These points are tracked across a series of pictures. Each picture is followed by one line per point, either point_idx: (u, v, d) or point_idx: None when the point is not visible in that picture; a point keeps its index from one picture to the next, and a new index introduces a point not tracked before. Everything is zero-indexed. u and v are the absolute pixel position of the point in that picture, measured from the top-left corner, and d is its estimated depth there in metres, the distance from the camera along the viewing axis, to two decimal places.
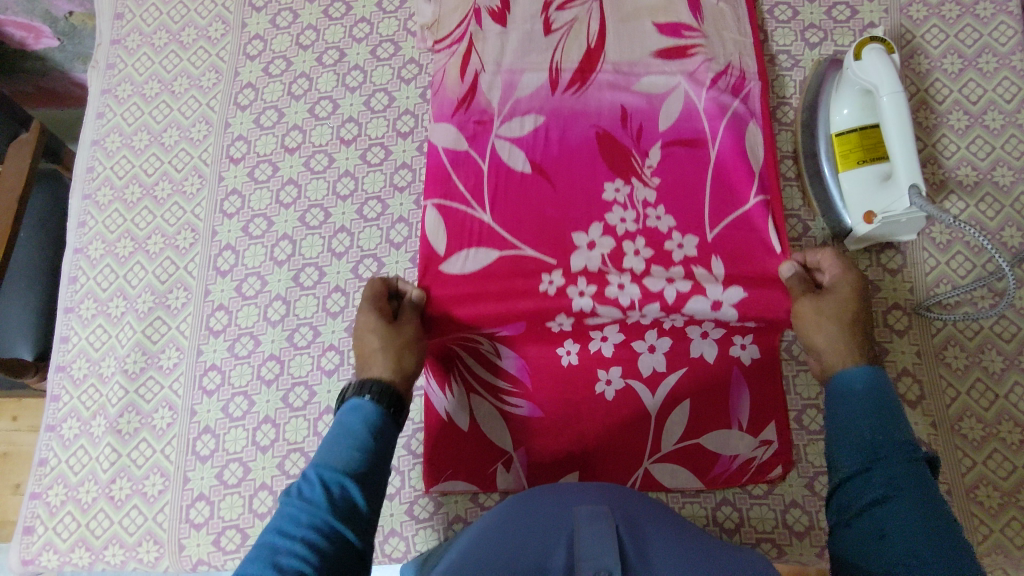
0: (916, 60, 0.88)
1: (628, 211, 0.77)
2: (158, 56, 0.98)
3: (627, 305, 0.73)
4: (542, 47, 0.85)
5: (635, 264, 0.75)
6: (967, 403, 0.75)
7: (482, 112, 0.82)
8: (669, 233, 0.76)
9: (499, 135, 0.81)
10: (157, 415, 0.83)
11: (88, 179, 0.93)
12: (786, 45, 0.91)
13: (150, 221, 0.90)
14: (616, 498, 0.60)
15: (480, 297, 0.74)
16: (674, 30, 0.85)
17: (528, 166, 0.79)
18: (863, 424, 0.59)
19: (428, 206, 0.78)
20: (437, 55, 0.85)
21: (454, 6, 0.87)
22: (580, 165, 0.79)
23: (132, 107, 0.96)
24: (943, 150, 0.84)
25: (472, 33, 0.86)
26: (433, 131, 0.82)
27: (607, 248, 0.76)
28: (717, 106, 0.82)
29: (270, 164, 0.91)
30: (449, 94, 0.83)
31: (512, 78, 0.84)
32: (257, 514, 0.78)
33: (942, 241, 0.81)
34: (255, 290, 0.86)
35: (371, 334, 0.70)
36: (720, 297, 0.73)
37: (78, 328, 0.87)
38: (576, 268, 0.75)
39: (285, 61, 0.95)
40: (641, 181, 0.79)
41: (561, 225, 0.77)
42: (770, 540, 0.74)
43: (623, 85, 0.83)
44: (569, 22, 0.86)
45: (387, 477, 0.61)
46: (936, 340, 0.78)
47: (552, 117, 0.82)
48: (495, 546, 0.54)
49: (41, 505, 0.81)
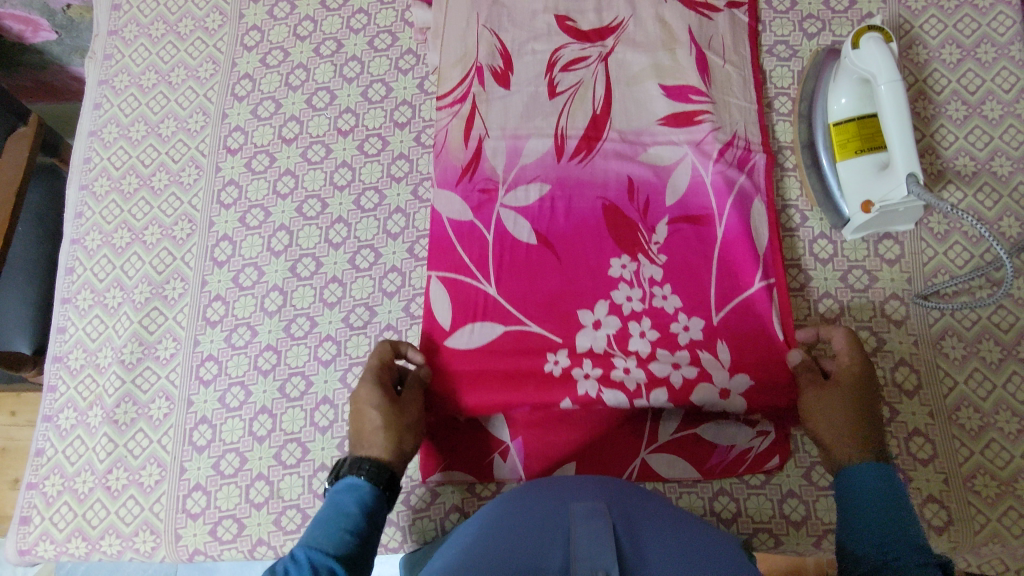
0: (915, 50, 0.88)
1: (633, 289, 0.79)
2: (155, 47, 0.98)
3: (633, 390, 0.74)
4: (547, 111, 0.86)
5: (640, 348, 0.77)
6: (965, 393, 0.75)
7: (487, 180, 0.83)
8: (675, 314, 0.78)
9: (504, 204, 0.82)
10: (154, 406, 0.82)
11: (86, 170, 0.93)
12: (784, 36, 0.90)
13: (148, 212, 0.90)
14: (615, 496, 0.59)
15: (486, 381, 0.76)
16: (683, 93, 0.86)
17: (533, 238, 0.81)
18: (873, 496, 0.60)
19: (434, 278, 0.80)
20: (439, 113, 0.86)
21: (455, 60, 0.88)
22: (586, 240, 0.80)
23: (129, 97, 0.96)
24: (941, 140, 0.84)
25: (475, 94, 0.87)
26: (437, 198, 0.83)
27: (611, 330, 0.77)
28: (725, 181, 0.82)
29: (268, 155, 0.91)
30: (453, 159, 0.84)
31: (517, 143, 0.84)
32: (254, 504, 0.78)
33: (939, 231, 0.81)
34: (252, 280, 0.86)
35: (372, 411, 0.69)
36: (726, 385, 0.74)
37: (75, 319, 0.87)
38: (582, 349, 0.77)
39: (282, 51, 0.95)
40: (647, 258, 0.80)
41: (567, 304, 0.78)
42: (767, 530, 0.73)
43: (629, 154, 0.84)
44: (573, 85, 0.87)
45: (370, 566, 0.61)
46: (934, 330, 0.78)
47: (557, 186, 0.83)
48: (493, 546, 0.53)
49: (38, 496, 0.81)
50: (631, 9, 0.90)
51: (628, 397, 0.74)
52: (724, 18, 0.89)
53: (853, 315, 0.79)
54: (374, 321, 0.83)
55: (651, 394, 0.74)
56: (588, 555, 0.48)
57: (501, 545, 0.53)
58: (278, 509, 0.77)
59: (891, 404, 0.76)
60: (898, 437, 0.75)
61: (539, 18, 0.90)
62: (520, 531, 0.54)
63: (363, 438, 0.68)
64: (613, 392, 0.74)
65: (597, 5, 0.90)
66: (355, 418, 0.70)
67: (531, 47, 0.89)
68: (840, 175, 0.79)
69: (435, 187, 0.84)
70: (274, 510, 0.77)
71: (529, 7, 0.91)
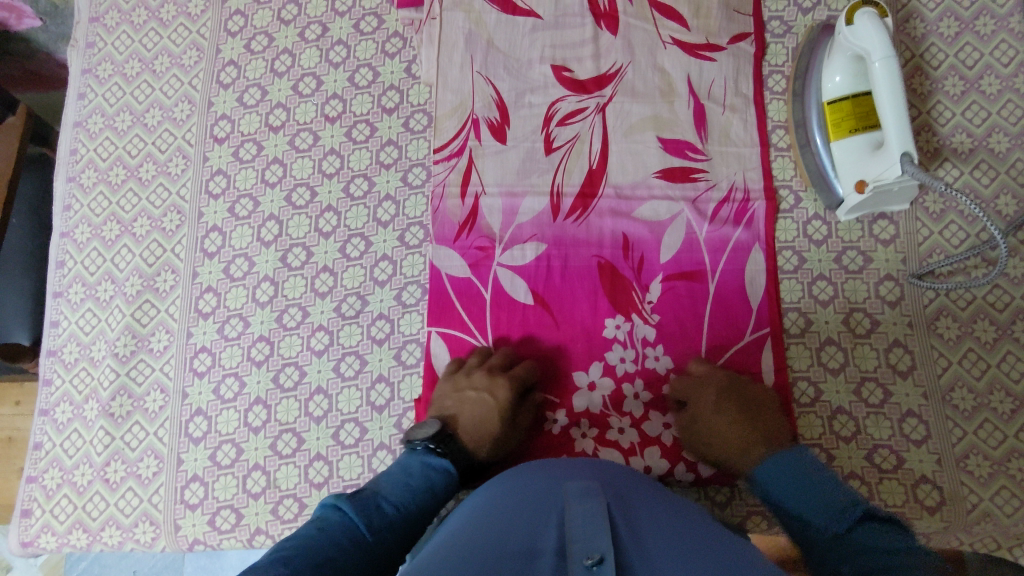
0: (912, 23, 0.86)
1: (627, 349, 0.78)
2: (139, 34, 0.96)
3: (627, 448, 0.75)
4: (542, 168, 0.83)
5: (635, 409, 0.76)
6: (958, 373, 0.75)
7: (485, 238, 0.82)
8: (667, 374, 0.77)
9: (501, 263, 0.81)
10: (149, 398, 0.83)
11: (72, 161, 0.92)
12: (779, 11, 0.88)
13: (136, 203, 0.90)
14: (608, 477, 0.59)
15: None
16: (679, 148, 0.83)
17: (530, 298, 0.80)
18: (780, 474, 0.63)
19: (433, 335, 0.79)
20: (436, 167, 0.84)
21: (451, 107, 0.86)
22: (581, 298, 0.79)
23: (113, 87, 0.95)
24: (938, 117, 0.82)
25: (472, 147, 0.84)
26: (435, 255, 0.81)
27: (607, 390, 0.77)
28: (719, 239, 0.80)
29: (255, 143, 0.90)
30: (450, 216, 0.82)
31: (513, 202, 0.82)
32: (251, 494, 0.78)
33: (935, 211, 0.80)
34: (243, 271, 0.85)
35: (497, 422, 0.72)
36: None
37: (67, 312, 0.87)
38: (580, 409, 0.76)
39: (267, 37, 0.93)
40: (641, 318, 0.78)
41: (563, 365, 0.78)
42: (760, 512, 0.74)
43: (624, 211, 0.82)
44: (570, 139, 0.84)
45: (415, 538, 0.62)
46: (928, 311, 0.77)
47: (554, 245, 0.81)
48: (487, 524, 0.53)
49: (38, 489, 0.81)
50: (629, 54, 0.86)
51: (623, 455, 0.75)
52: (727, 57, 0.86)
53: (847, 297, 0.79)
54: (366, 310, 0.83)
55: (645, 452, 0.75)
56: (582, 536, 0.48)
57: (493, 525, 0.52)
58: (275, 498, 0.78)
59: (885, 385, 0.76)
60: (892, 419, 0.75)
61: (535, 67, 0.87)
62: (512, 512, 0.54)
63: (469, 427, 0.72)
64: (609, 451, 0.75)
65: (596, 50, 0.87)
66: (471, 400, 0.73)
67: (528, 99, 0.86)
68: (835, 155, 0.78)
69: (432, 242, 0.82)
70: (271, 500, 0.78)
71: (524, 53, 0.87)
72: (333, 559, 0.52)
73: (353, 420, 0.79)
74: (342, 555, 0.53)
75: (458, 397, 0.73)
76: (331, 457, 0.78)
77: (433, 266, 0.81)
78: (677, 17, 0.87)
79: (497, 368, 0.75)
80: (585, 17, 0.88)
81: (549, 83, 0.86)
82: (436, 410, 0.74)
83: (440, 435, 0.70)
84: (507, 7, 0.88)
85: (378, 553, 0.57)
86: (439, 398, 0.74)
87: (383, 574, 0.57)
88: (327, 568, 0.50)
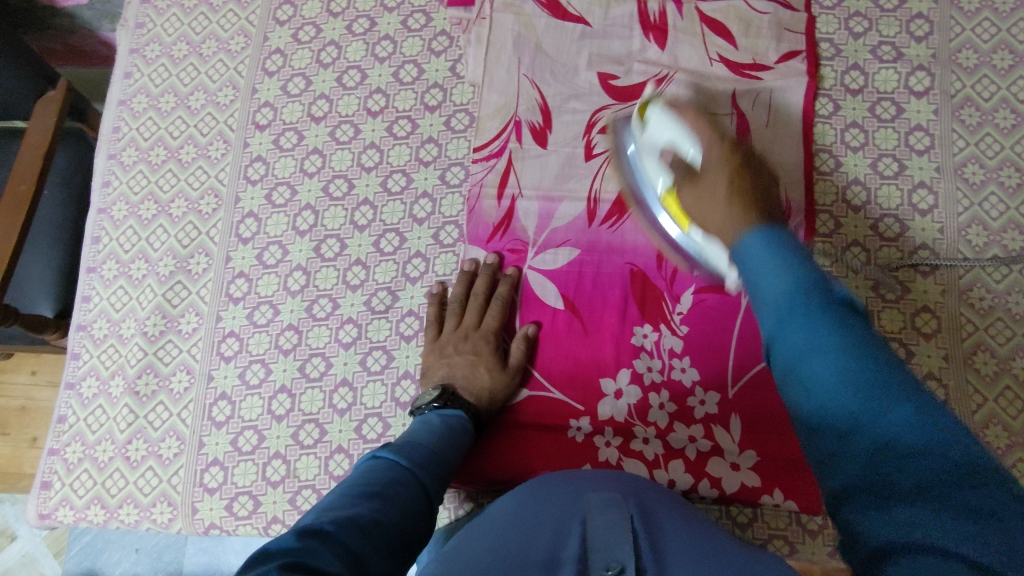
0: (965, 53, 0.85)
1: (653, 359, 0.77)
2: (188, 17, 0.97)
3: (651, 460, 0.74)
4: (581, 175, 0.83)
5: (660, 420, 0.75)
6: (993, 410, 0.74)
7: (518, 240, 0.82)
8: (693, 388, 0.75)
9: (533, 266, 0.81)
10: (175, 378, 0.83)
11: (114, 139, 0.94)
12: (830, 33, 0.88)
13: (174, 184, 0.90)
14: (630, 487, 0.60)
15: (516, 443, 0.76)
16: None
17: (560, 303, 0.79)
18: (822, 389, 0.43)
19: None
20: (475, 167, 0.84)
21: (494, 108, 0.86)
22: (610, 305, 0.79)
23: (159, 68, 0.95)
24: (986, 150, 0.82)
25: (512, 150, 0.84)
26: (468, 256, 0.82)
27: (632, 400, 0.76)
28: None
29: (296, 132, 0.90)
30: (486, 217, 0.82)
31: (550, 206, 0.82)
32: (270, 482, 0.78)
33: (977, 244, 0.79)
34: (276, 259, 0.85)
35: (484, 372, 0.75)
36: (736, 459, 0.74)
37: (100, 288, 0.88)
38: (605, 417, 0.75)
39: (314, 27, 0.94)
40: (669, 329, 0.77)
41: (589, 370, 0.77)
42: (782, 537, 0.73)
43: None
44: (611, 147, 0.84)
45: (453, 470, 0.65)
46: (966, 344, 0.76)
47: (587, 251, 0.81)
48: (506, 533, 0.53)
49: (59, 462, 0.82)
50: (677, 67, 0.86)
51: (647, 467, 0.74)
52: (776, 76, 0.85)
53: (883, 325, 0.77)
54: (396, 306, 0.83)
55: (669, 465, 0.74)
56: (604, 546, 0.49)
57: (512, 531, 0.53)
58: (294, 488, 0.77)
59: None
60: None
61: (582, 73, 0.87)
62: (531, 520, 0.54)
63: (464, 382, 0.75)
64: (633, 462, 0.74)
65: (643, 61, 0.86)
66: (456, 361, 0.76)
67: (572, 105, 0.85)
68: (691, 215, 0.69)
69: (465, 242, 0.83)
70: (289, 490, 0.77)
71: (571, 60, 0.87)
72: (385, 492, 0.55)
73: (376, 414, 0.79)
74: (390, 488, 0.56)
75: (443, 361, 0.77)
76: (352, 451, 0.78)
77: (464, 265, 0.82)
78: (726, 34, 0.86)
79: (471, 326, 0.78)
80: (633, 28, 0.88)
81: (594, 91, 0.86)
82: (429, 380, 0.76)
83: (442, 395, 0.72)
84: (558, 13, 0.88)
85: (425, 483, 0.59)
86: (429, 367, 0.77)
87: (430, 496, 0.59)
88: (382, 499, 0.54)
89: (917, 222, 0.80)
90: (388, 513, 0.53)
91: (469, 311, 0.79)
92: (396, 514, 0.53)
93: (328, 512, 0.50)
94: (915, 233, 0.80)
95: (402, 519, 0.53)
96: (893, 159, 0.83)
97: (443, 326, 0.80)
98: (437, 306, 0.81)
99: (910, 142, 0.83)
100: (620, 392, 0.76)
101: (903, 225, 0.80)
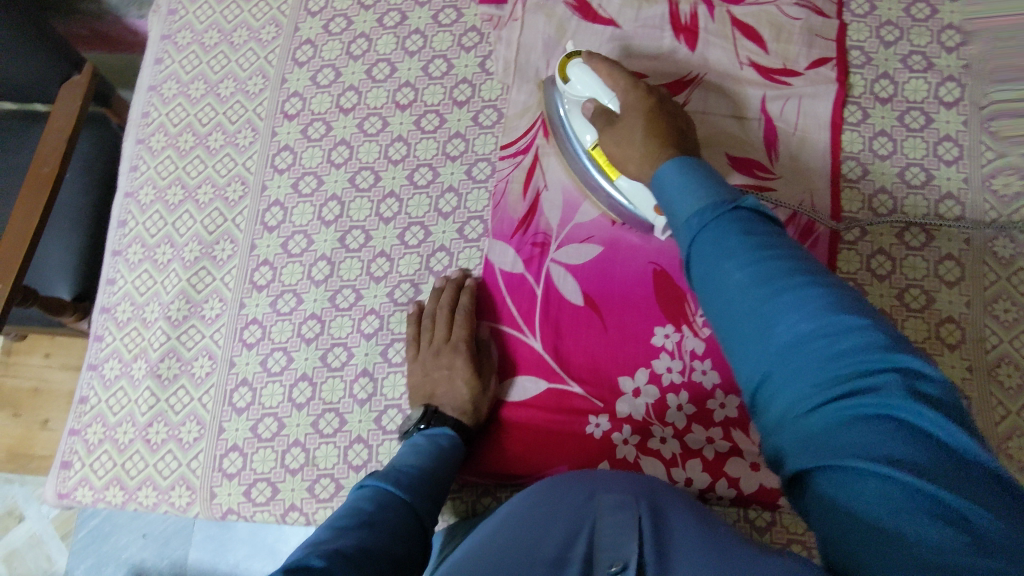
0: (995, 65, 0.85)
1: (674, 360, 0.76)
2: (220, 5, 0.98)
3: (669, 459, 0.74)
4: None
5: (678, 420, 0.75)
6: (1016, 423, 0.73)
7: (541, 234, 0.81)
8: (714, 391, 0.75)
9: (556, 259, 0.80)
10: (197, 363, 0.83)
11: (144, 124, 0.94)
12: (860, 41, 0.88)
13: (201, 170, 0.91)
14: (644, 488, 0.60)
15: (531, 440, 0.76)
16: (748, 168, 0.82)
17: (581, 299, 0.79)
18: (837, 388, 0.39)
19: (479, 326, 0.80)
20: (500, 163, 0.85)
21: (521, 108, 0.86)
22: (632, 304, 0.78)
23: (190, 55, 0.96)
24: (1014, 163, 0.82)
25: (539, 147, 0.84)
26: (491, 250, 0.82)
27: (651, 400, 0.75)
28: None
29: (325, 122, 0.90)
30: (510, 211, 0.82)
31: (575, 201, 0.82)
32: (289, 469, 0.78)
33: (1004, 256, 0.79)
34: (301, 248, 0.86)
35: (462, 385, 0.75)
36: (755, 459, 0.74)
37: (125, 271, 0.88)
38: (623, 415, 0.75)
39: (345, 19, 0.94)
40: (691, 330, 0.77)
41: (609, 367, 0.77)
42: (800, 541, 0.72)
43: None
44: None
45: (443, 491, 0.65)
46: (990, 356, 0.76)
47: (610, 248, 0.80)
48: (517, 534, 0.54)
49: (80, 442, 0.83)
50: (706, 69, 0.86)
51: (664, 466, 0.74)
52: (805, 83, 0.85)
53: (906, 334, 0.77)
54: (418, 298, 0.83)
55: (687, 464, 0.74)
56: (610, 544, 0.50)
57: (522, 533, 0.54)
58: (312, 476, 0.78)
59: None
60: None
61: None
62: (544, 516, 0.56)
63: (446, 400, 0.75)
64: (650, 460, 0.74)
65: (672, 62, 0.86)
66: (435, 377, 0.76)
67: None
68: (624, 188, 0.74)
69: (489, 237, 0.83)
70: (308, 478, 0.78)
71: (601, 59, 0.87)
72: (374, 520, 0.55)
73: (396, 406, 0.79)
74: (380, 514, 0.56)
75: (423, 378, 0.77)
76: (371, 441, 0.78)
77: (486, 261, 0.82)
78: (757, 38, 0.86)
79: (443, 341, 0.77)
80: (664, 29, 0.88)
81: None
82: (416, 398, 0.77)
83: (425, 415, 0.74)
84: (589, 13, 0.88)
85: (415, 505, 0.60)
86: (413, 386, 0.78)
87: (421, 518, 0.60)
88: (371, 526, 0.54)
89: (943, 232, 0.80)
90: (378, 540, 0.53)
91: (441, 325, 0.78)
92: (387, 539, 0.54)
93: (318, 544, 0.50)
94: (941, 243, 0.80)
95: (394, 544, 0.54)
96: (921, 168, 0.83)
97: (421, 342, 0.79)
98: (414, 324, 0.80)
99: (939, 152, 0.83)
100: (639, 390, 0.76)
101: (929, 236, 0.80)
